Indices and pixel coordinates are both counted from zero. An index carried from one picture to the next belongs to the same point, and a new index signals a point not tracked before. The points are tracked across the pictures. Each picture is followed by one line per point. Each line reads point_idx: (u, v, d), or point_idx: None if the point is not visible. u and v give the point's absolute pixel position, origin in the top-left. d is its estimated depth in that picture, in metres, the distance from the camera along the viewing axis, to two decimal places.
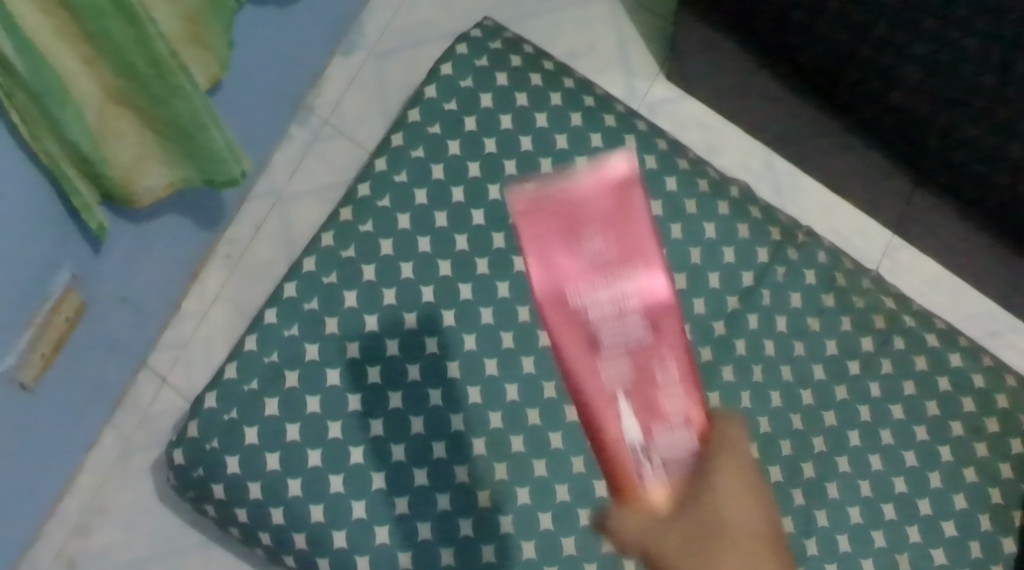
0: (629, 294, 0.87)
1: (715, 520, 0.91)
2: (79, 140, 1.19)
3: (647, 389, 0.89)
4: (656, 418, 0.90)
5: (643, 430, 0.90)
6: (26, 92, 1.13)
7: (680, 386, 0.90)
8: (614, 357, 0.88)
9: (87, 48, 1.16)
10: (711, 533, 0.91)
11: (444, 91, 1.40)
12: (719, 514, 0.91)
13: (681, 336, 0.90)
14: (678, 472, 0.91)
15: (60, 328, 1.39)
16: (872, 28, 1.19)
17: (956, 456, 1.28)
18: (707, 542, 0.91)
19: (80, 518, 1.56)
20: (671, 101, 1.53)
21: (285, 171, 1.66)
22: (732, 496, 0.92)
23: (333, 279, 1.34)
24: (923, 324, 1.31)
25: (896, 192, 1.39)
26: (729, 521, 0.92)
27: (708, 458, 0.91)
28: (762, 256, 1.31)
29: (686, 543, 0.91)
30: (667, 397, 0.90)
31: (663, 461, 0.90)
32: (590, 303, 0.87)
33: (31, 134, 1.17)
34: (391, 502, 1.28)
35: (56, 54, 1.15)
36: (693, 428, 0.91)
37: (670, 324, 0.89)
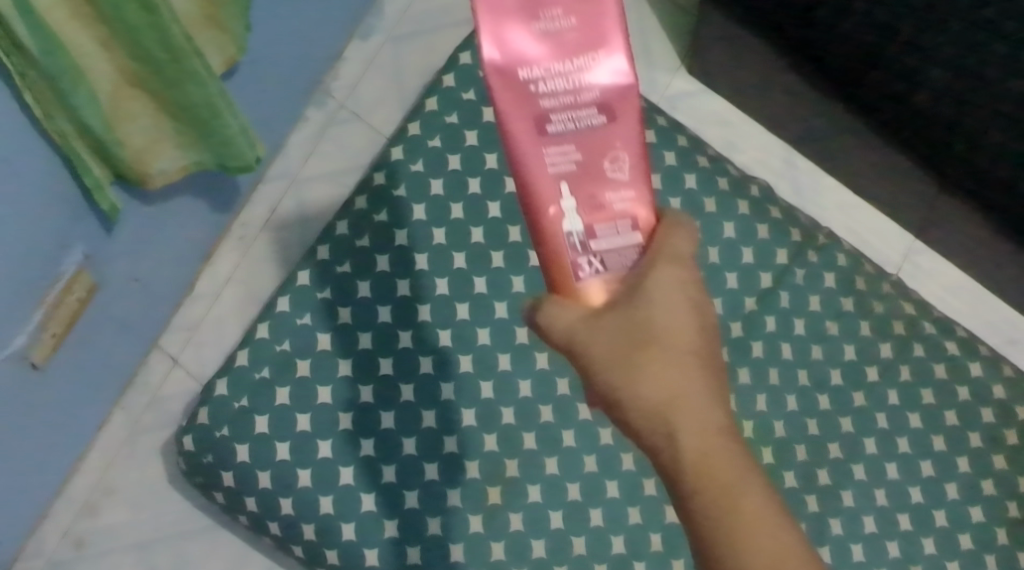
0: (586, 77, 0.91)
1: (650, 324, 0.92)
2: (93, 121, 1.18)
3: (592, 179, 0.93)
4: (600, 211, 0.93)
5: (584, 221, 0.93)
6: (39, 72, 1.11)
7: (628, 176, 0.93)
8: (561, 144, 0.92)
9: (101, 30, 1.15)
10: (644, 334, 0.92)
11: (463, 81, 1.38)
12: (653, 316, 0.92)
13: (638, 130, 0.93)
14: (619, 273, 0.94)
15: (72, 309, 1.38)
16: (898, 29, 1.17)
17: (973, 468, 1.27)
18: (638, 351, 0.92)
19: (88, 497, 1.55)
20: (691, 95, 1.51)
21: (300, 155, 1.64)
22: (675, 304, 0.92)
23: (347, 268, 1.33)
24: (943, 331, 1.30)
25: (918, 195, 1.37)
26: (666, 326, 0.92)
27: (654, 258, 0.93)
28: (781, 257, 1.30)
29: (618, 338, 0.92)
30: (613, 184, 0.93)
31: (602, 258, 0.94)
32: (540, 81, 0.91)
33: (44, 113, 1.16)
34: (400, 495, 1.28)
35: (70, 35, 1.13)
36: (640, 227, 0.94)
37: (627, 110, 0.93)
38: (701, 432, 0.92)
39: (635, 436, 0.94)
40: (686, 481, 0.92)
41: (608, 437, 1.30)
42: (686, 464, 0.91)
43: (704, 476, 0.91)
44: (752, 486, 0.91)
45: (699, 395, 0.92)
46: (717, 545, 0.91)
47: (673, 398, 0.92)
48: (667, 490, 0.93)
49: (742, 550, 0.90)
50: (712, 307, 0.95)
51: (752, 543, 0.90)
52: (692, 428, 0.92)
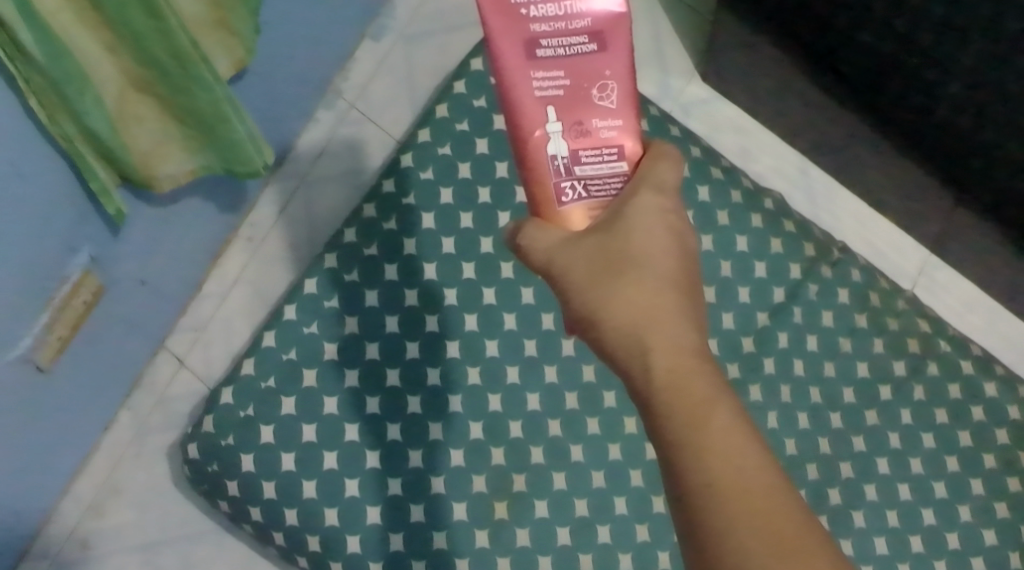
0: (578, 5, 0.95)
1: (627, 246, 0.96)
2: (98, 125, 1.16)
3: (579, 106, 0.96)
4: (585, 136, 0.97)
5: (570, 146, 0.97)
6: (43, 77, 1.10)
7: (616, 104, 0.96)
8: (550, 69, 0.96)
9: (106, 33, 1.13)
10: (620, 257, 0.96)
11: (474, 87, 1.37)
12: (631, 240, 0.96)
13: (627, 59, 0.97)
14: (601, 200, 0.98)
15: (77, 311, 1.37)
16: (916, 39, 1.15)
17: (987, 490, 1.26)
18: (613, 274, 0.96)
19: (94, 498, 1.53)
20: (705, 102, 1.49)
21: (310, 155, 1.62)
22: (653, 229, 0.96)
23: (355, 277, 1.31)
24: (959, 349, 1.28)
25: (935, 208, 1.35)
26: (643, 250, 0.96)
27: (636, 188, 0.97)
28: (795, 272, 1.28)
29: (596, 261, 0.96)
30: (600, 111, 0.97)
31: (585, 183, 0.97)
32: (533, 6, 0.94)
33: (49, 117, 1.14)
34: (406, 509, 1.26)
35: (74, 38, 1.12)
36: (626, 155, 0.98)
37: (618, 39, 0.96)
38: (673, 351, 0.95)
39: (611, 360, 0.97)
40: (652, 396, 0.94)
41: (616, 452, 1.28)
42: (658, 381, 0.94)
43: (673, 392, 0.93)
44: (722, 402, 0.93)
45: (673, 318, 0.96)
46: (684, 459, 0.92)
47: (647, 318, 0.95)
48: (639, 411, 0.96)
49: (709, 465, 0.92)
50: (692, 243, 0.99)
51: (719, 456, 0.92)
52: (664, 346, 0.95)
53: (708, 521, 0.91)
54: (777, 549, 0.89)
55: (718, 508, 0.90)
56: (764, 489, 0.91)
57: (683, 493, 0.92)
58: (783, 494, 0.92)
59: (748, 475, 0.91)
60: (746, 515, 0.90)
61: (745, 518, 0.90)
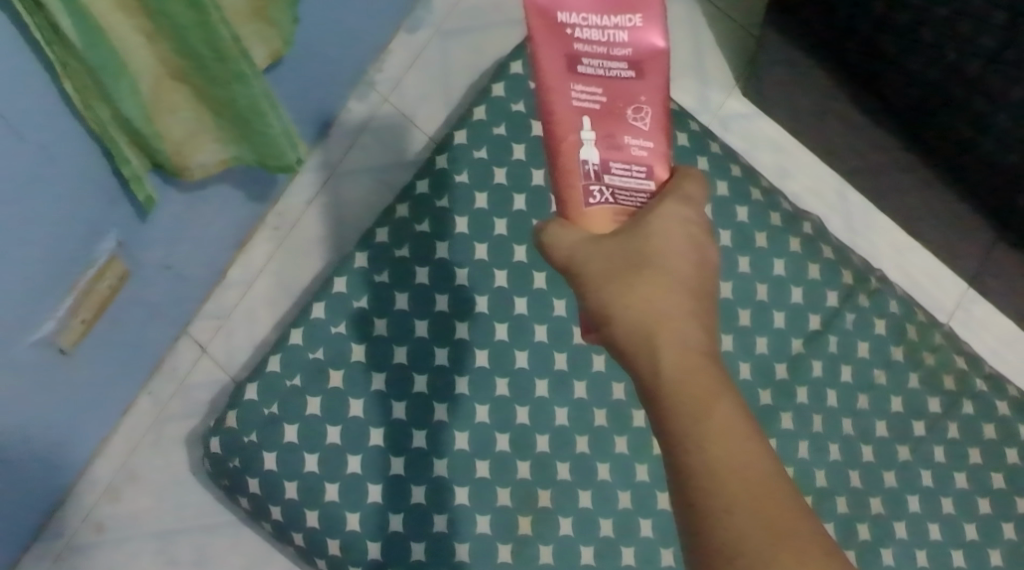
0: (620, 26, 0.92)
1: (646, 247, 0.94)
2: (134, 115, 1.15)
3: (614, 123, 0.94)
4: (617, 150, 0.95)
5: (600, 157, 0.95)
6: (82, 64, 1.08)
7: (649, 126, 0.94)
8: (587, 84, 0.93)
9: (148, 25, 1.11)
10: (638, 256, 0.94)
11: (512, 91, 1.36)
12: (649, 238, 0.94)
13: (664, 82, 0.94)
14: (627, 207, 0.96)
15: (102, 295, 1.36)
16: (965, 69, 1.14)
17: (1018, 534, 1.25)
18: (631, 272, 0.94)
19: (111, 481, 1.52)
20: (745, 117, 1.48)
21: (341, 146, 1.60)
22: (673, 231, 0.94)
23: (385, 278, 1.30)
24: (996, 390, 1.28)
25: (974, 239, 1.34)
26: (662, 255, 0.94)
27: (661, 194, 0.96)
28: (832, 300, 1.26)
29: (615, 259, 0.95)
30: (633, 130, 0.94)
31: (613, 192, 0.96)
32: (577, 25, 0.92)
33: (84, 102, 1.13)
34: (428, 518, 1.25)
35: (115, 27, 1.10)
36: (655, 175, 0.95)
37: (657, 63, 0.93)
38: (682, 347, 0.93)
39: (621, 360, 0.95)
40: (661, 393, 0.92)
41: (644, 474, 1.28)
42: (666, 377, 0.92)
43: (681, 387, 0.91)
44: (727, 397, 0.91)
45: (685, 316, 0.93)
46: (689, 454, 0.90)
47: (659, 316, 0.93)
48: (646, 409, 0.93)
49: (713, 464, 0.89)
50: (714, 256, 0.97)
51: (721, 446, 0.89)
52: (675, 343, 0.93)
53: (706, 507, 0.88)
54: (771, 536, 0.87)
55: (718, 498, 0.88)
56: (763, 485, 0.89)
57: (686, 489, 0.89)
58: (783, 489, 0.89)
59: (748, 470, 0.89)
60: (749, 510, 0.88)
61: (747, 513, 0.87)
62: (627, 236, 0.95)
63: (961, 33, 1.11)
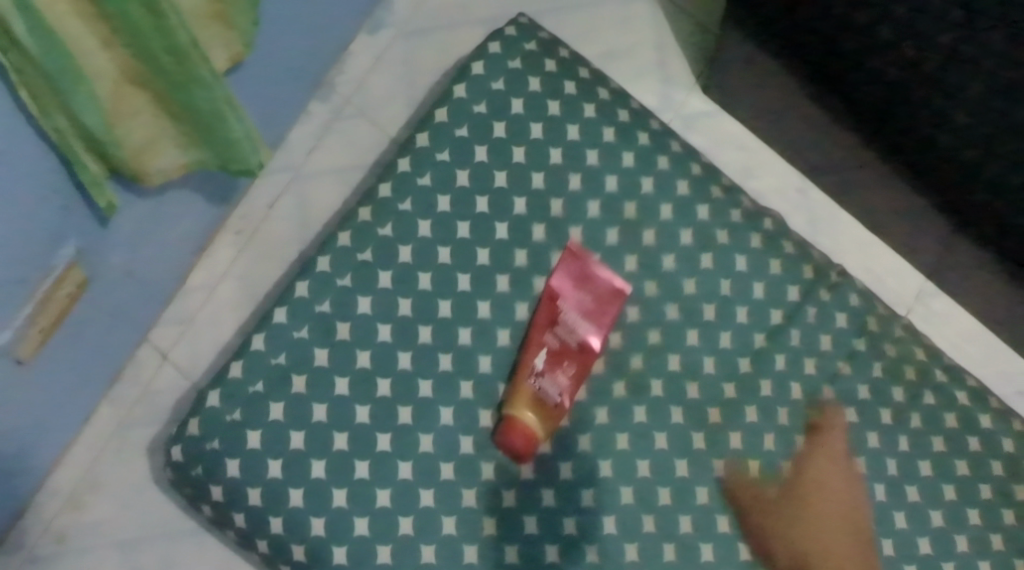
0: None
1: (807, 486, 1.24)
2: (92, 122, 1.13)
3: None
4: None
5: None
6: (37, 70, 1.07)
7: None
8: None
9: (104, 28, 1.10)
10: (802, 480, 1.24)
11: (474, 92, 1.33)
12: (804, 479, 1.24)
13: None
14: None
15: (60, 303, 1.34)
16: (923, 66, 1.15)
17: (984, 521, 1.25)
18: (805, 502, 1.24)
19: (73, 491, 1.50)
20: (707, 115, 1.49)
21: (303, 149, 1.60)
22: (832, 480, 1.24)
23: (347, 282, 1.29)
24: (955, 380, 1.28)
25: (935, 234, 1.34)
26: (818, 483, 1.24)
27: (810, 454, 1.26)
28: (794, 294, 1.29)
29: (793, 490, 1.25)
30: None
31: None
32: None
33: (40, 110, 1.11)
34: (395, 520, 1.24)
35: (71, 31, 1.09)
36: None
37: None
38: (829, 550, 1.22)
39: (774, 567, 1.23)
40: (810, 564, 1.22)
41: (607, 471, 1.24)
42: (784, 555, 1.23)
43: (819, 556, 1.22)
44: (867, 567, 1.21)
45: (837, 498, 1.24)
46: None
47: (814, 520, 1.23)
48: None
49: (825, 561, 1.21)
50: (864, 501, 1.24)
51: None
52: (820, 549, 1.22)
53: None
54: None
55: None
56: None
57: None
58: None
59: None
60: None
61: None
62: (794, 489, 1.25)
63: (919, 29, 1.13)
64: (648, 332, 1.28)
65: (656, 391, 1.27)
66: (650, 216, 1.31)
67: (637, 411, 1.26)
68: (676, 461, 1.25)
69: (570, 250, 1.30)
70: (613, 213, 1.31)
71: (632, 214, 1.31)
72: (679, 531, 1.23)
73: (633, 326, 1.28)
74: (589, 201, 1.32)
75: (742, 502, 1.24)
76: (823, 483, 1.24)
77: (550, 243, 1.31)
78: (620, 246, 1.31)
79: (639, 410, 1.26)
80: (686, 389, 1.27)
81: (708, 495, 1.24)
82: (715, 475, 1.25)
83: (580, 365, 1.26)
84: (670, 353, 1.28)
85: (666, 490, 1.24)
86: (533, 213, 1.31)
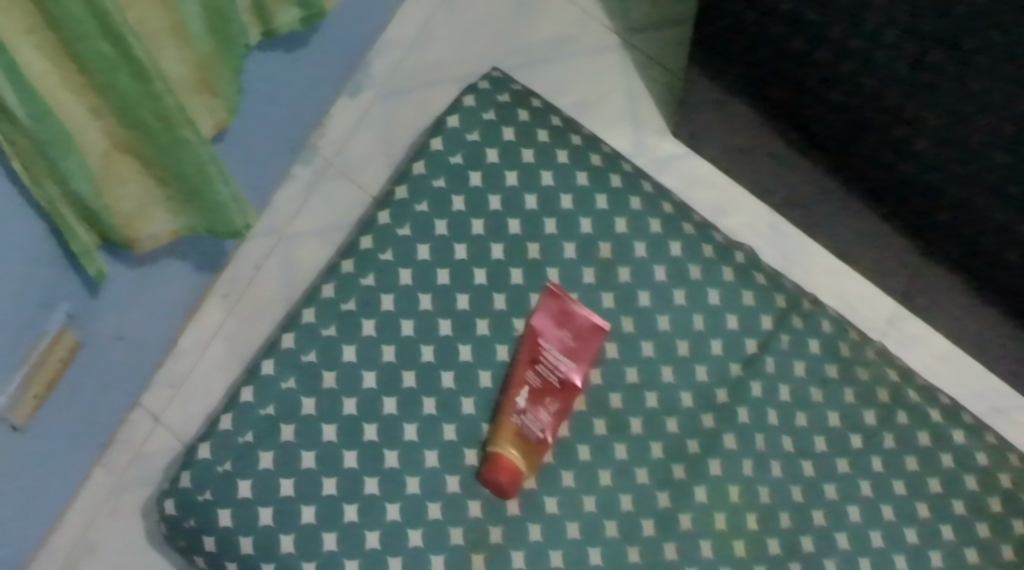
0: None
1: None
2: (84, 189, 1.16)
3: None
4: None
5: None
6: (31, 140, 1.09)
7: None
8: None
9: (94, 99, 1.13)
10: None
11: (451, 145, 1.38)
12: None
13: None
14: None
15: (54, 368, 1.35)
16: (880, 98, 1.20)
17: (958, 536, 1.27)
18: None
19: (69, 557, 1.51)
20: (678, 158, 1.56)
21: (288, 211, 1.62)
22: None
23: (332, 331, 1.32)
24: (928, 400, 1.31)
25: (902, 261, 1.39)
26: None
27: None
28: (767, 324, 1.33)
29: None
30: None
31: None
32: None
33: (34, 180, 1.13)
34: (384, 562, 1.26)
35: (61, 103, 1.11)
36: None
37: None
38: None
39: None
40: None
41: (591, 505, 1.27)
42: None
43: None
44: None
45: None
46: None
47: None
48: None
49: None
50: None
51: None
52: None
53: None
54: None
55: None
56: None
57: None
58: None
59: None
60: None
61: None
62: None
63: (875, 61, 1.17)
64: (626, 368, 1.32)
65: (636, 427, 1.30)
66: (624, 256, 1.35)
67: (618, 445, 1.29)
68: (658, 492, 1.27)
69: (550, 289, 1.32)
70: (589, 253, 1.35)
71: (608, 253, 1.35)
72: (664, 559, 1.25)
73: (612, 361, 1.32)
74: (564, 243, 1.36)
75: (722, 527, 1.26)
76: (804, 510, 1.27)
77: (528, 286, 1.35)
78: (597, 285, 1.34)
79: (620, 445, 1.29)
80: (665, 423, 1.30)
81: (691, 520, 1.26)
82: (697, 503, 1.27)
83: (563, 401, 1.28)
84: (647, 391, 1.31)
85: (649, 521, 1.27)
86: (511, 257, 1.35)
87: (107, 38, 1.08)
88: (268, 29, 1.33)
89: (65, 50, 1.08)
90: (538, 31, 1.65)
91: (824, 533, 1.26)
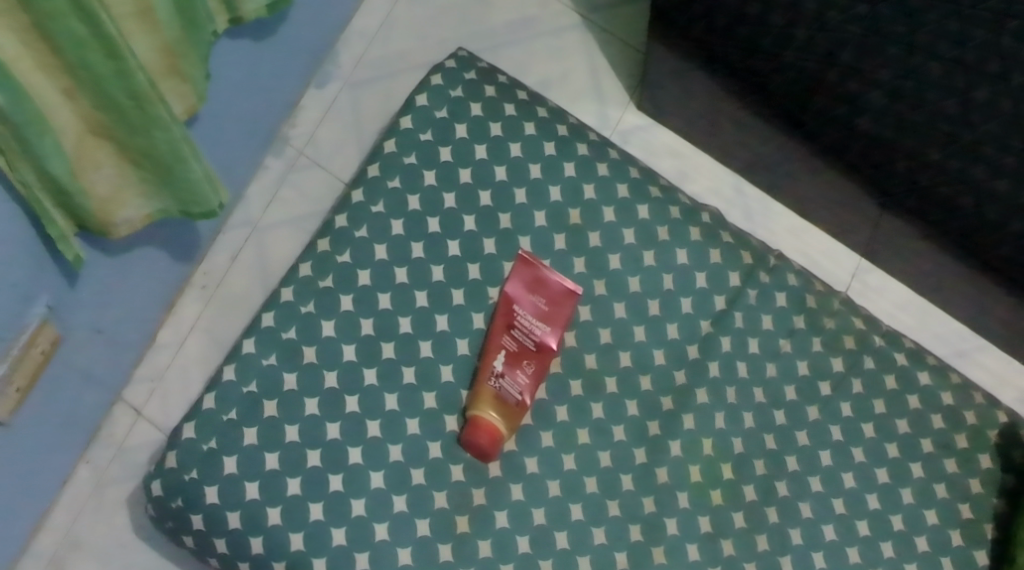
0: None
1: None
2: (59, 171, 1.13)
3: None
4: None
5: None
6: (5, 122, 1.07)
7: None
8: None
9: (66, 79, 1.10)
10: None
11: (420, 122, 1.41)
12: None
13: None
14: None
15: (35, 361, 1.32)
16: (838, 56, 1.23)
17: (926, 472, 1.32)
18: None
19: (54, 553, 1.49)
20: (642, 129, 1.61)
21: (261, 202, 1.60)
22: None
23: (311, 308, 1.35)
24: (892, 343, 1.37)
25: (864, 214, 1.45)
26: None
27: None
28: (734, 280, 1.38)
29: None
30: None
31: None
32: None
33: (9, 164, 1.11)
34: (370, 528, 1.28)
35: (34, 84, 1.09)
36: None
37: None
38: None
39: None
40: None
41: (571, 463, 1.32)
42: None
43: None
44: None
45: None
46: None
47: None
48: None
49: None
50: None
51: None
52: None
53: None
54: None
55: None
56: None
57: None
58: None
59: None
60: None
61: None
62: None
63: (828, 23, 1.20)
64: (600, 330, 1.36)
65: (611, 387, 1.35)
66: (593, 221, 1.39)
67: (594, 404, 1.34)
68: (635, 449, 1.33)
69: (522, 256, 1.36)
70: (560, 220, 1.39)
71: (578, 219, 1.39)
72: (643, 512, 1.31)
73: (585, 323, 1.36)
74: (536, 211, 1.39)
75: (697, 478, 1.32)
76: (776, 458, 1.33)
77: (501, 254, 1.38)
78: (569, 250, 1.38)
79: (597, 404, 1.34)
80: (638, 380, 1.35)
81: (667, 473, 1.32)
82: (672, 456, 1.32)
83: (539, 363, 1.33)
84: (620, 350, 1.36)
85: (628, 475, 1.32)
86: (483, 227, 1.38)
87: (83, 18, 1.05)
88: (236, 17, 1.31)
89: (38, 30, 1.05)
90: (501, 12, 1.67)
91: (796, 478, 1.32)
